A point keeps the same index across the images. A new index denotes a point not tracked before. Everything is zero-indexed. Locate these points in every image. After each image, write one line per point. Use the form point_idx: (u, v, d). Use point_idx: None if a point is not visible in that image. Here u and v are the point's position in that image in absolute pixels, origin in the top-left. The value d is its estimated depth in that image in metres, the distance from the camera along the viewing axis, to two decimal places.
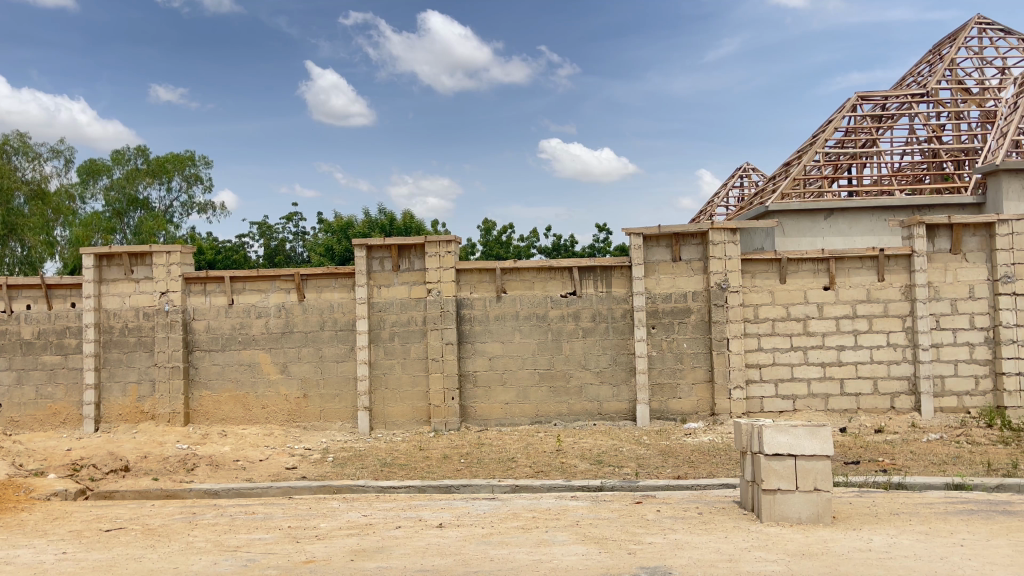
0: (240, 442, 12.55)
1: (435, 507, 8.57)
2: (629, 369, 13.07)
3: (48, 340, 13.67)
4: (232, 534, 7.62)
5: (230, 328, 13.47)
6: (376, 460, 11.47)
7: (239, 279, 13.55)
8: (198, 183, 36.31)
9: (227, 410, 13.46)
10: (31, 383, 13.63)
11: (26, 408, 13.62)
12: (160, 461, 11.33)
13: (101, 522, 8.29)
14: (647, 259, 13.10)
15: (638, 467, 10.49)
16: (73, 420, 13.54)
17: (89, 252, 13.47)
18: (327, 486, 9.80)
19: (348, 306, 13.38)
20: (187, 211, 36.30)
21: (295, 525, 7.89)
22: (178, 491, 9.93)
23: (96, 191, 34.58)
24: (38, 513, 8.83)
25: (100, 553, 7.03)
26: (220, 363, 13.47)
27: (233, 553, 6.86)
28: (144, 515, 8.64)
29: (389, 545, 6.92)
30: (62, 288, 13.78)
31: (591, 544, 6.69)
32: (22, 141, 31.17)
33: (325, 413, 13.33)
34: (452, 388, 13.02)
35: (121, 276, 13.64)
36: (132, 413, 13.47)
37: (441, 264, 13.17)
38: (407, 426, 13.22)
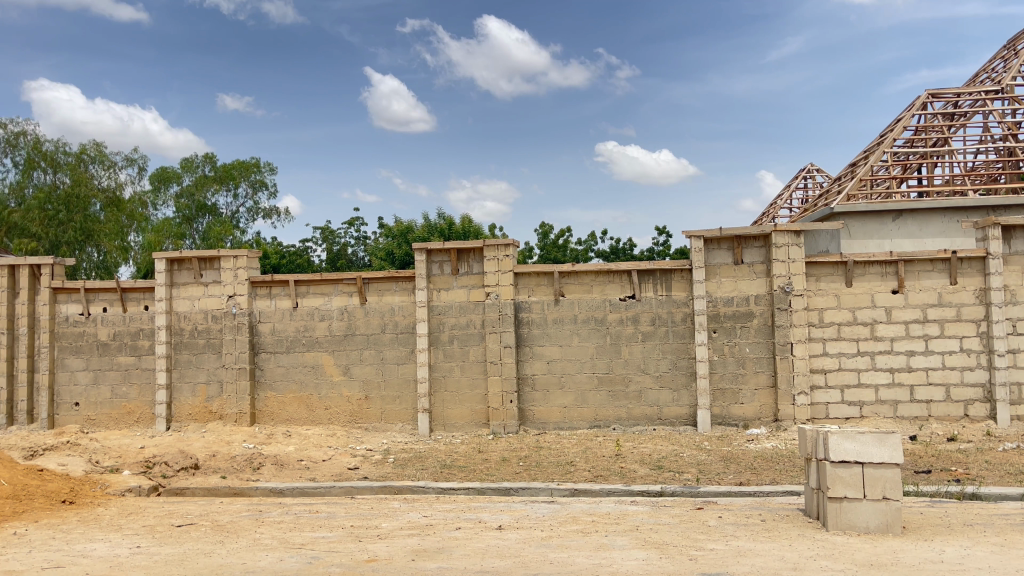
0: (304, 442, 12.83)
1: (494, 509, 8.62)
2: (690, 373, 12.91)
3: (123, 341, 14.18)
4: (298, 532, 7.79)
5: (295, 331, 13.78)
6: (436, 462, 11.59)
7: (303, 283, 13.84)
8: (264, 190, 37.24)
9: (291, 410, 13.77)
10: (106, 382, 14.15)
11: (102, 407, 14.15)
12: (228, 460, 11.63)
13: (173, 518, 8.58)
14: (708, 262, 12.93)
15: (699, 473, 10.35)
16: (146, 419, 14.04)
17: (161, 256, 13.94)
18: (387, 486, 9.96)
19: (408, 309, 13.55)
20: (253, 217, 37.25)
21: (357, 524, 8.03)
22: (245, 489, 10.19)
23: (168, 198, 35.72)
24: (114, 508, 9.18)
25: (172, 548, 7.28)
26: (284, 365, 13.79)
27: (298, 551, 7.01)
28: (213, 512, 8.89)
29: (449, 546, 6.99)
30: (136, 291, 14.29)
31: (652, 549, 6.63)
32: (99, 151, 32.43)
33: (386, 414, 13.53)
34: (510, 392, 13.06)
35: (191, 280, 14.08)
36: (202, 413, 13.89)
37: (499, 267, 13.24)
38: (465, 429, 13.32)
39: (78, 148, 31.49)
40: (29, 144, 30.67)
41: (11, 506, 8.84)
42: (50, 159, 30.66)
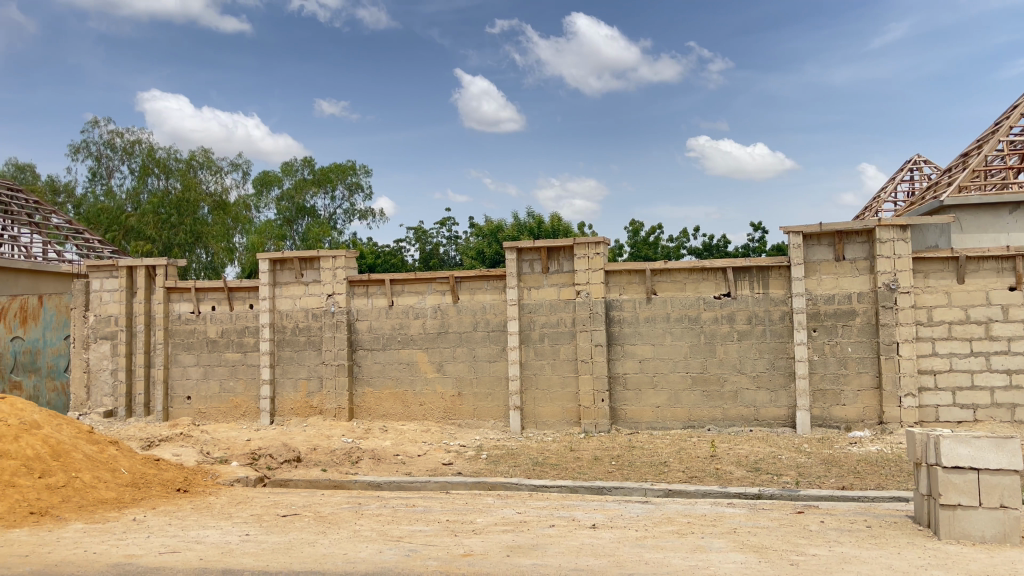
0: (400, 438, 13.13)
1: (588, 507, 8.62)
2: (788, 373, 12.55)
3: (230, 338, 14.84)
4: (396, 525, 7.99)
5: (391, 329, 14.13)
6: (529, 459, 11.66)
7: (397, 282, 14.17)
8: (359, 191, 38.27)
9: (387, 406, 14.12)
10: (215, 377, 14.85)
11: (211, 401, 14.85)
12: (328, 454, 12.03)
13: (279, 508, 8.96)
14: (807, 258, 12.53)
15: (799, 476, 10.05)
16: (252, 413, 14.66)
17: (265, 257, 14.54)
18: (481, 483, 10.09)
19: (500, 307, 13.68)
20: (349, 218, 38.33)
21: (452, 519, 8.17)
22: (345, 482, 10.53)
23: (269, 201, 37.17)
24: (224, 497, 9.65)
25: (278, 536, 7.59)
26: (381, 362, 14.15)
27: (396, 543, 7.20)
28: (315, 503, 9.23)
29: (543, 543, 7.03)
30: (242, 291, 14.93)
31: (750, 552, 6.49)
32: (206, 157, 34.05)
33: (479, 411, 13.70)
34: (602, 390, 13.00)
35: (293, 280, 14.63)
36: (303, 407, 14.40)
37: (591, 265, 13.20)
38: (557, 427, 13.34)
39: (188, 155, 33.16)
40: (144, 152, 32.57)
41: (131, 493, 9.41)
42: (163, 165, 32.44)
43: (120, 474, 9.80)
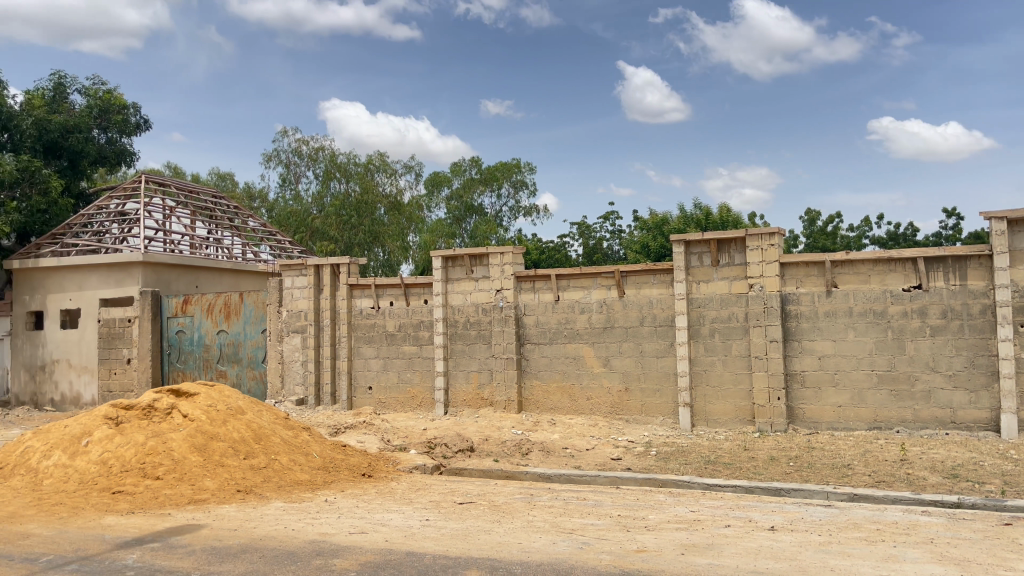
0: (568, 431, 13.25)
1: (765, 509, 8.32)
2: (990, 373, 11.48)
3: (407, 332, 15.52)
4: (568, 517, 8.07)
5: (558, 323, 14.27)
6: (700, 457, 11.42)
7: (564, 277, 14.28)
8: (524, 188, 38.97)
9: (555, 400, 14.28)
10: (394, 369, 15.59)
11: (390, 391, 15.62)
12: (499, 445, 12.36)
13: (455, 496, 9.31)
14: (1012, 246, 11.40)
15: (1004, 485, 9.17)
16: (427, 404, 15.31)
17: (438, 254, 15.12)
18: (652, 479, 10.00)
19: (667, 301, 13.46)
20: (515, 215, 39.13)
21: (624, 514, 8.16)
22: (517, 473, 10.77)
23: (439, 201, 38.64)
24: (405, 483, 10.16)
25: (456, 523, 7.90)
26: (548, 355, 14.33)
27: (569, 535, 7.28)
28: (489, 492, 9.52)
29: (719, 543, 6.86)
30: (417, 287, 15.55)
31: (950, 565, 6.01)
32: (382, 160, 35.97)
33: (647, 407, 13.55)
34: (778, 388, 12.47)
35: (463, 276, 15.10)
36: (474, 399, 14.86)
37: (764, 257, 12.69)
38: (729, 425, 12.95)
39: (366, 159, 35.17)
40: (327, 157, 34.87)
41: (322, 476, 10.13)
42: (343, 169, 34.51)
43: (312, 458, 10.57)
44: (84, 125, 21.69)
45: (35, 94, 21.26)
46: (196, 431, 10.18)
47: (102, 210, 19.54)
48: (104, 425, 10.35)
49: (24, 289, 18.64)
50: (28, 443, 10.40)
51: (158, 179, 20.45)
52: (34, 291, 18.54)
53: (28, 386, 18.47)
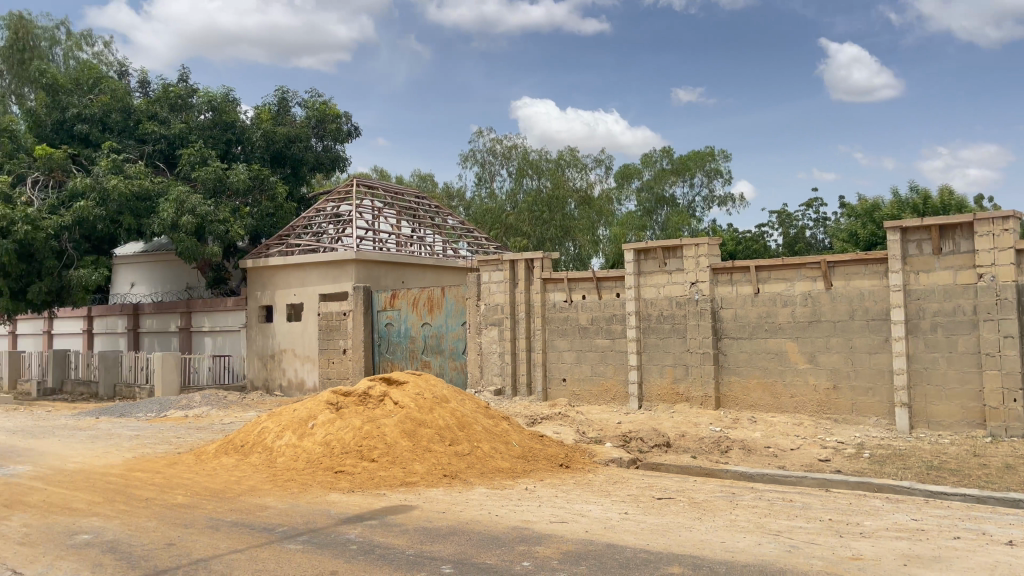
0: (770, 430, 12.63)
1: (1001, 522, 7.52)
2: None
3: (600, 326, 15.24)
4: (774, 519, 7.76)
5: (757, 317, 13.62)
6: (921, 462, 10.52)
7: (764, 268, 13.61)
8: (718, 177, 37.87)
9: (756, 397, 13.60)
10: (587, 362, 15.36)
11: (585, 383, 15.39)
12: (697, 441, 12.09)
13: (654, 491, 9.23)
14: None
15: None
16: (621, 397, 14.92)
17: (630, 247, 14.77)
18: (866, 483, 9.37)
19: (881, 293, 12.48)
20: (708, 205, 38.10)
21: (836, 519, 7.71)
22: (716, 471, 10.49)
23: (630, 193, 38.41)
24: (602, 475, 10.21)
25: (656, 518, 7.83)
26: (748, 350, 13.70)
27: (776, 537, 6.99)
28: (688, 489, 9.34)
29: (947, 556, 6.29)
30: (609, 280, 15.23)
31: None
32: (573, 156, 36.56)
33: (858, 406, 12.63)
34: (1014, 389, 11.20)
35: (656, 269, 14.64)
36: (669, 394, 14.36)
37: (996, 244, 11.44)
38: (955, 429, 11.77)
39: (557, 155, 35.95)
40: (521, 155, 35.92)
41: (522, 465, 10.41)
42: (536, 166, 35.43)
43: (512, 447, 10.88)
44: (304, 135, 23.65)
45: (263, 109, 23.51)
46: (406, 418, 10.86)
47: (319, 212, 21.27)
48: (326, 410, 11.32)
49: (257, 286, 20.73)
50: (264, 424, 11.59)
51: (367, 183, 21.99)
52: (264, 287, 20.57)
53: (261, 372, 20.54)
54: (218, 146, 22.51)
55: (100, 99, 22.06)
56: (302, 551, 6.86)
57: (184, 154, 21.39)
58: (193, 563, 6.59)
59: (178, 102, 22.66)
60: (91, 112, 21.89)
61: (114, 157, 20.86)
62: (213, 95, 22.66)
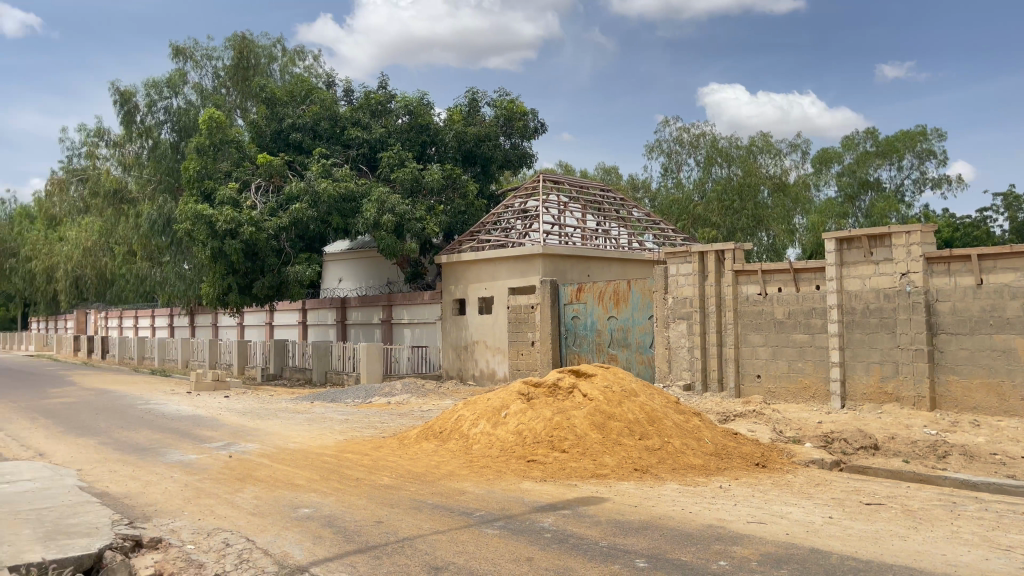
0: (996, 435, 11.30)
1: None
2: None
3: (797, 319, 14.33)
4: (1004, 532, 7.03)
5: (981, 310, 12.14)
6: None
7: (988, 257, 12.12)
8: (931, 158, 34.79)
9: (979, 399, 12.10)
10: (784, 358, 14.47)
11: (781, 380, 14.53)
12: (909, 445, 11.17)
13: (861, 495, 8.66)
14: None
15: None
16: (822, 395, 13.94)
17: (832, 236, 13.79)
18: None
19: None
20: (920, 188, 35.08)
21: None
22: (933, 477, 9.66)
23: (829, 178, 36.22)
24: (802, 477, 9.72)
25: (864, 524, 7.35)
26: (969, 348, 12.24)
27: (1005, 553, 6.34)
28: (901, 495, 8.68)
29: None
30: (808, 272, 14.30)
31: None
32: (766, 141, 35.10)
33: None
34: None
35: (862, 259, 13.51)
36: (877, 394, 13.20)
37: None
38: None
39: (749, 141, 34.64)
40: (709, 143, 34.79)
41: (715, 462, 10.13)
42: (725, 154, 34.19)
43: (704, 443, 10.62)
44: (493, 133, 24.42)
45: (454, 110, 24.52)
46: (596, 410, 10.93)
47: (509, 208, 21.88)
48: (518, 400, 11.66)
49: (450, 280, 21.65)
50: (460, 412, 12.12)
51: (554, 178, 22.34)
52: (457, 282, 21.45)
53: (455, 363, 21.42)
54: (414, 148, 23.81)
55: (311, 109, 24.03)
56: (499, 536, 7.10)
57: (384, 157, 22.79)
58: (399, 540, 7.02)
59: (378, 108, 24.23)
60: (304, 121, 23.89)
61: (323, 161, 22.60)
62: (410, 100, 24.03)
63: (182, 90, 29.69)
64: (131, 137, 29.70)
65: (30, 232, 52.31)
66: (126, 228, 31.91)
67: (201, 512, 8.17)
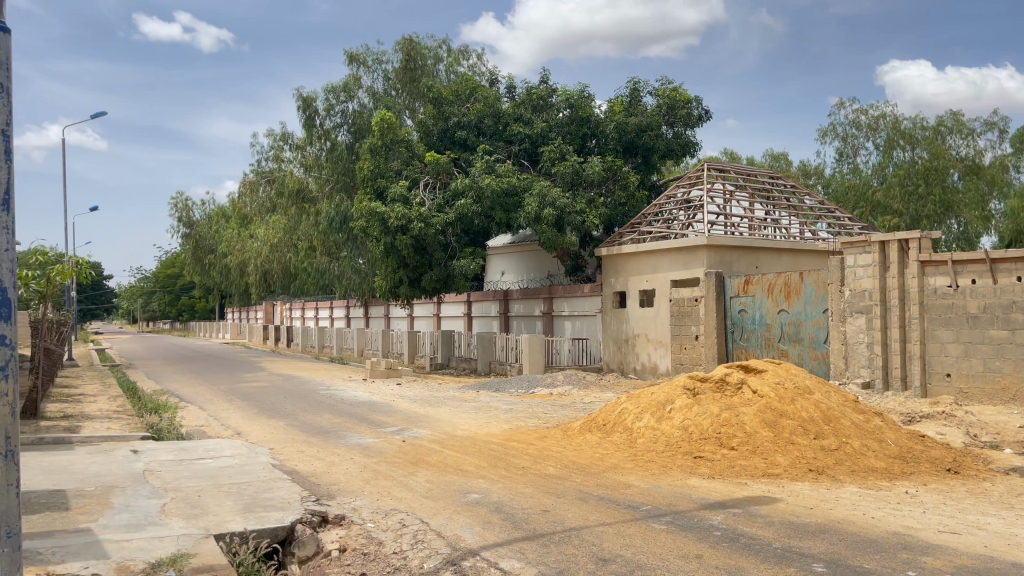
0: None
1: None
2: None
3: (994, 314, 13.06)
4: None
5: None
6: None
7: None
8: None
9: None
10: (978, 356, 13.22)
11: (975, 380, 13.23)
12: None
13: None
14: None
15: None
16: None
17: None
18: None
19: None
20: None
21: None
22: None
23: None
24: (1002, 486, 8.88)
25: None
26: None
27: None
28: None
29: None
30: (1007, 262, 13.00)
31: None
32: (957, 120, 32.28)
33: None
34: None
35: None
36: None
37: None
38: None
39: (936, 121, 32.05)
40: (890, 124, 32.55)
41: (900, 466, 9.46)
42: (909, 136, 31.87)
43: (887, 446, 9.97)
44: (655, 123, 24.08)
45: (616, 101, 24.37)
46: (766, 408, 10.54)
47: (671, 199, 21.50)
48: (684, 395, 11.46)
49: (611, 273, 21.57)
50: (624, 405, 12.07)
51: (719, 167, 21.75)
52: (618, 274, 21.33)
53: (616, 355, 21.35)
54: (575, 141, 23.91)
55: (475, 107, 24.72)
56: (666, 531, 7.02)
57: (545, 151, 23.04)
58: (566, 530, 7.10)
59: (539, 103, 24.53)
60: (468, 119, 24.63)
61: (487, 158, 23.20)
62: (571, 93, 24.12)
63: (357, 94, 31.43)
64: (311, 140, 31.79)
65: (226, 230, 57.29)
66: (308, 225, 34.23)
67: (379, 492, 8.65)
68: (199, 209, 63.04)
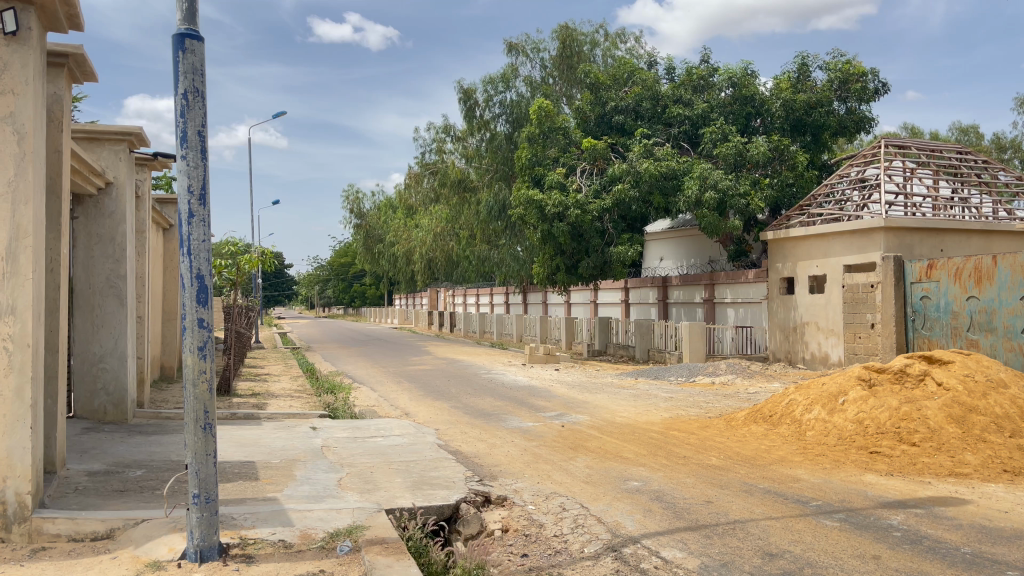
0: None
1: None
2: None
3: None
4: None
5: None
6: None
7: None
8: None
9: None
10: None
11: None
12: None
13: None
14: None
15: None
16: None
17: None
18: None
19: None
20: None
21: None
22: None
23: None
24: None
25: None
26: None
27: None
28: None
29: None
30: None
31: None
32: None
33: None
34: None
35: None
36: None
37: None
38: None
39: None
40: None
41: None
42: None
43: None
44: (826, 99, 22.79)
45: (782, 78, 23.25)
46: (953, 402, 9.75)
47: (843, 178, 20.27)
48: (858, 386, 10.81)
49: (778, 257, 20.61)
50: (792, 396, 11.55)
51: (898, 142, 20.17)
52: (785, 259, 20.36)
53: (784, 344, 20.46)
54: (739, 120, 23.05)
55: (633, 90, 24.47)
56: (841, 529, 6.64)
57: (706, 133, 22.41)
58: (731, 522, 6.89)
59: (700, 83, 23.93)
60: (626, 104, 24.39)
61: (644, 142, 22.89)
62: (734, 71, 23.30)
63: (515, 84, 31.93)
64: (472, 131, 32.64)
65: (394, 220, 60.10)
66: (468, 213, 35.24)
67: (540, 475, 8.80)
68: (370, 201, 66.59)
